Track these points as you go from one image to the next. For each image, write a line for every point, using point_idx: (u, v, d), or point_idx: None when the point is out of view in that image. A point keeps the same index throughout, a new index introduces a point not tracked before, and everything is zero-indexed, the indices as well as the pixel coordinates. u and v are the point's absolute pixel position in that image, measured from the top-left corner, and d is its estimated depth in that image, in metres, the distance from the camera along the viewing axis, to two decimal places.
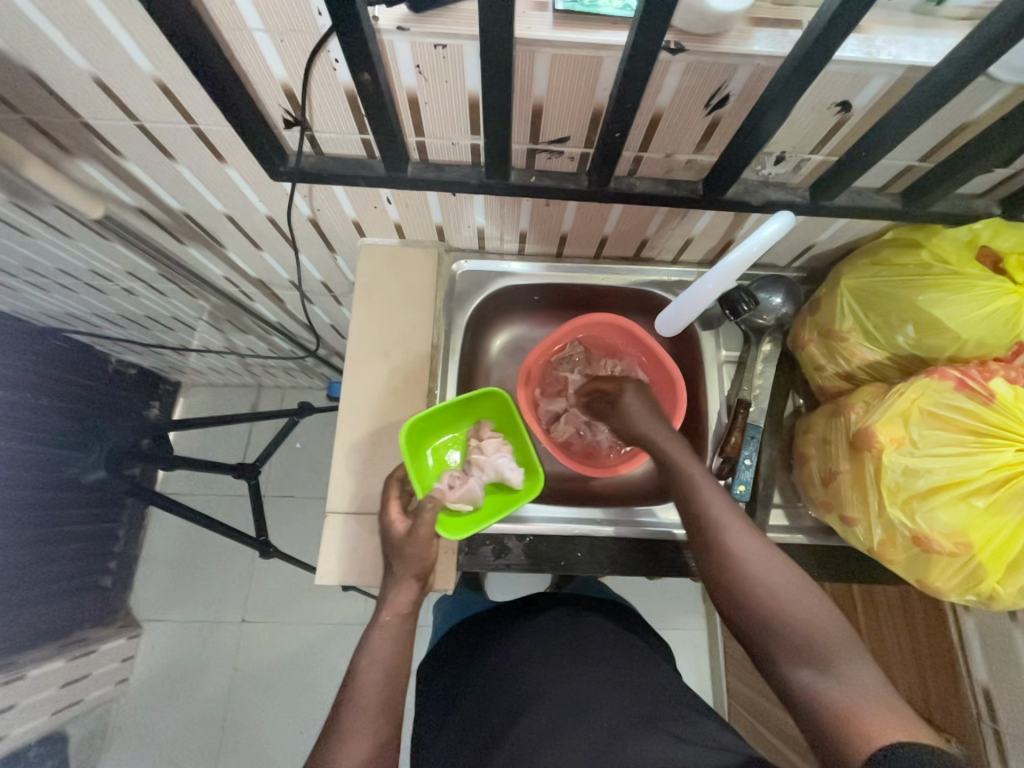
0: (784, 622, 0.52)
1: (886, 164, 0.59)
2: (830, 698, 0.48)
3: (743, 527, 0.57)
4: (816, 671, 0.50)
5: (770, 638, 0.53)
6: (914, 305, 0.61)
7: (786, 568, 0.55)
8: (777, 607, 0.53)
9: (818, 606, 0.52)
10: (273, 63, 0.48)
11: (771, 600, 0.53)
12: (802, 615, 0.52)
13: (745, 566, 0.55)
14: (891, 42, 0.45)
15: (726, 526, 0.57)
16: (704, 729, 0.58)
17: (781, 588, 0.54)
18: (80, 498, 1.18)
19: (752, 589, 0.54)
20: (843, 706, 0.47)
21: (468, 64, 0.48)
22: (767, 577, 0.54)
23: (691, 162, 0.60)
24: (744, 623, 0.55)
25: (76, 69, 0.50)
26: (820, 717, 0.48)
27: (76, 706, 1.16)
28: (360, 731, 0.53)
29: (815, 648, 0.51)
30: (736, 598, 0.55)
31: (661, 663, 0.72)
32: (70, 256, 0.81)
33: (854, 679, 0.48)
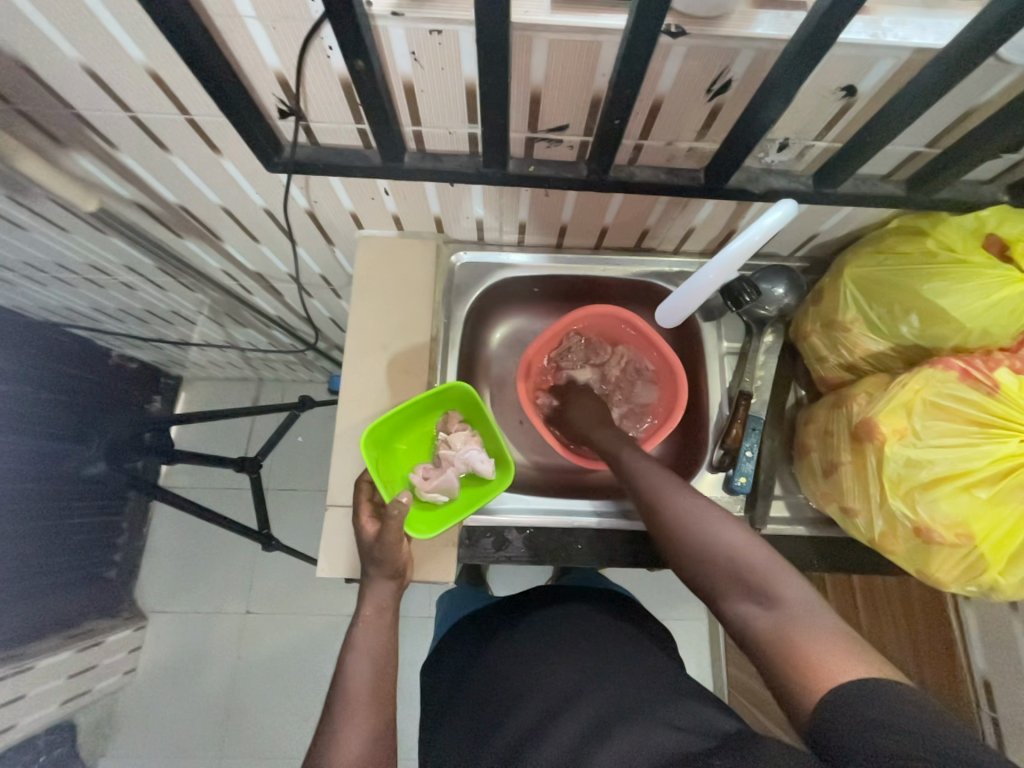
0: (719, 563, 0.53)
1: (891, 151, 0.58)
2: (772, 631, 0.48)
3: (674, 483, 0.59)
4: (759, 605, 0.49)
5: (714, 580, 0.53)
6: (918, 295, 0.60)
7: (715, 512, 0.55)
8: (710, 548, 0.53)
9: (751, 542, 0.52)
10: (266, 51, 0.47)
11: (704, 543, 0.54)
12: (736, 552, 0.52)
13: (673, 516, 0.57)
14: (897, 24, 0.44)
15: (659, 486, 0.60)
16: (691, 709, 0.57)
17: (709, 529, 0.54)
18: (84, 492, 1.18)
19: (685, 535, 0.55)
20: (784, 639, 0.47)
21: (464, 50, 0.47)
22: (695, 524, 0.55)
23: (693, 149, 0.59)
24: (688, 569, 0.55)
25: (66, 58, 0.49)
26: (769, 652, 0.47)
27: (84, 696, 1.17)
28: (353, 722, 0.55)
29: (751, 581, 0.50)
30: (675, 548, 0.56)
31: (659, 651, 0.72)
32: (66, 250, 0.81)
33: (790, 607, 0.48)
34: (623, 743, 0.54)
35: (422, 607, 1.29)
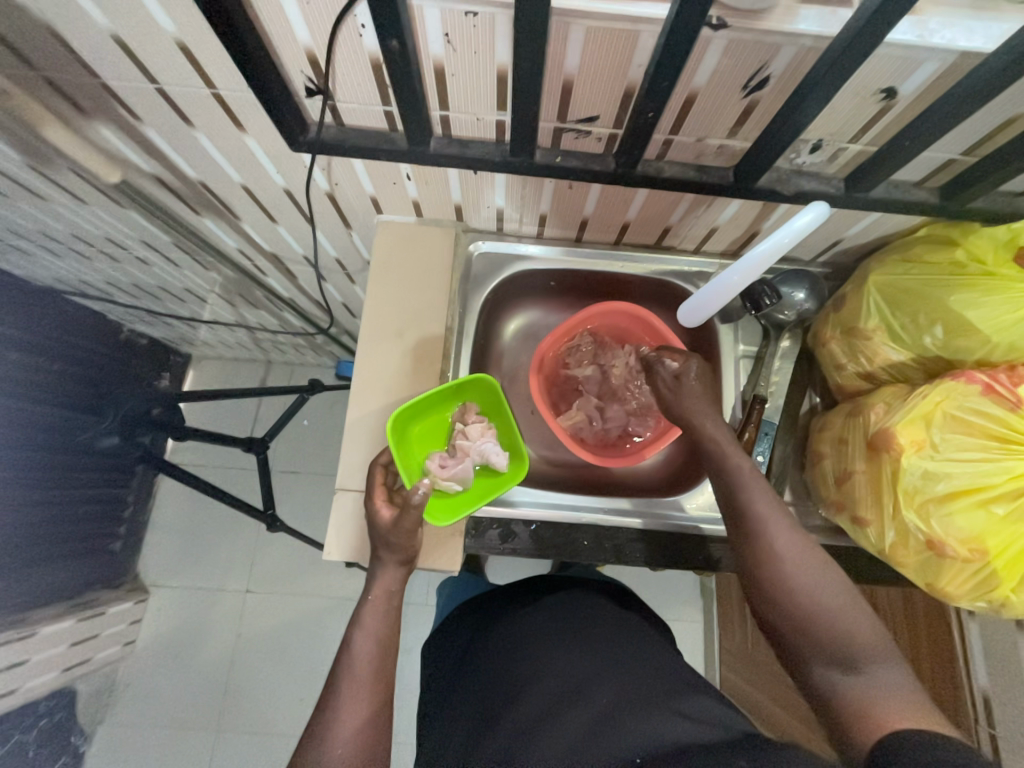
0: (814, 620, 0.53)
1: (927, 157, 0.57)
2: (850, 693, 0.50)
3: (786, 524, 0.58)
4: (842, 668, 0.51)
5: (802, 633, 0.54)
6: (943, 305, 0.59)
7: (828, 571, 0.55)
8: (813, 606, 0.54)
9: (855, 611, 0.53)
10: (298, 27, 0.47)
11: (808, 600, 0.54)
12: (841, 618, 0.53)
13: (786, 560, 0.56)
14: (946, 25, 0.43)
15: (770, 521, 0.58)
16: (699, 703, 0.58)
17: (820, 589, 0.54)
18: (93, 464, 1.19)
19: (787, 584, 0.55)
20: (862, 699, 0.49)
21: (499, 34, 0.46)
22: (802, 574, 0.55)
23: (723, 147, 0.58)
24: (772, 613, 0.56)
25: (96, 27, 0.49)
26: (838, 705, 0.50)
27: (86, 663, 1.19)
28: (354, 699, 0.56)
29: (845, 647, 0.52)
30: (768, 591, 0.56)
31: (661, 641, 0.73)
32: (85, 222, 0.81)
33: (879, 678, 0.50)
34: (633, 741, 0.54)
35: (421, 594, 1.29)
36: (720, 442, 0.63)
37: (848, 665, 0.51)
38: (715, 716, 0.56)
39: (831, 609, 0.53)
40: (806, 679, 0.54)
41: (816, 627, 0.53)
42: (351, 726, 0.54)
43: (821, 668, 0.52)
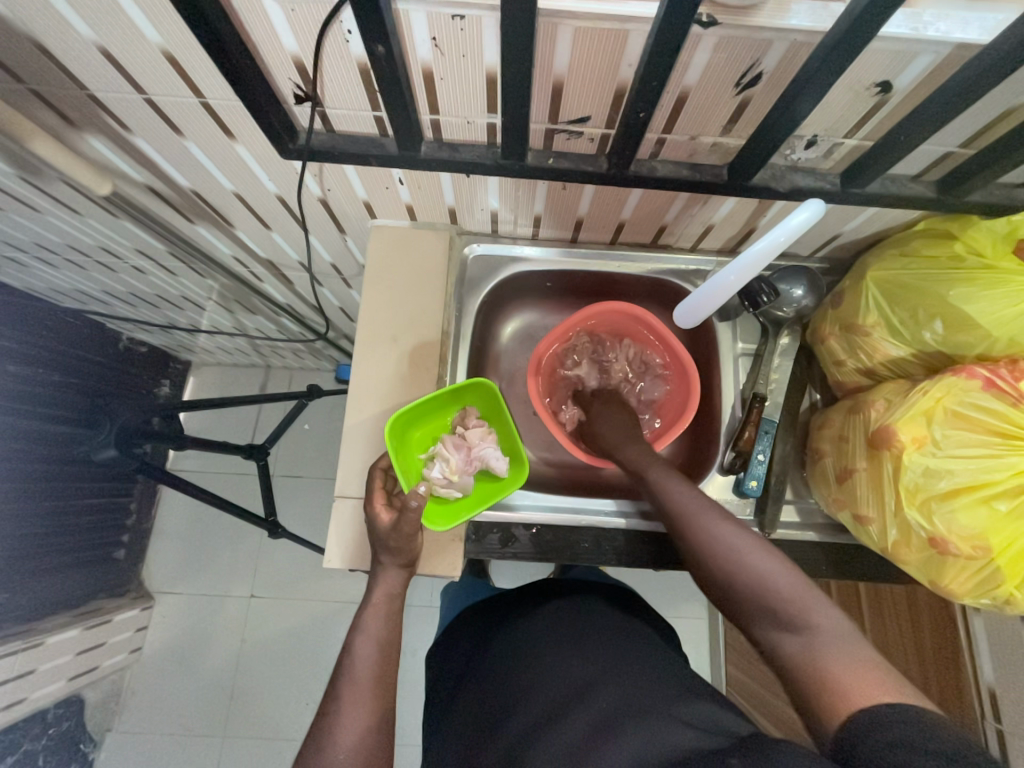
0: (743, 589, 0.53)
1: (924, 150, 0.56)
2: (801, 658, 0.49)
3: (698, 500, 0.59)
4: (787, 631, 0.50)
5: (738, 603, 0.54)
6: (943, 300, 0.59)
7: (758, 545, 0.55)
8: (738, 575, 0.54)
9: (783, 572, 0.52)
10: (283, 34, 0.46)
11: (731, 571, 0.54)
12: (768, 581, 0.52)
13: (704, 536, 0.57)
14: (940, 17, 0.42)
15: (685, 501, 0.60)
16: (699, 710, 0.58)
17: (739, 556, 0.54)
18: (94, 474, 1.20)
19: (708, 559, 0.56)
20: (812, 662, 0.48)
21: (487, 36, 0.45)
22: (730, 551, 0.55)
23: (717, 145, 0.57)
24: (711, 590, 0.57)
25: (80, 38, 0.48)
26: (796, 675, 0.49)
27: (92, 672, 1.20)
28: (357, 705, 0.56)
29: (776, 608, 0.51)
30: (698, 568, 0.57)
31: (662, 646, 0.72)
32: (78, 232, 0.80)
33: (818, 637, 0.49)
34: (632, 745, 0.54)
35: (425, 596, 1.30)
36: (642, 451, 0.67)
37: (791, 628, 0.50)
38: (717, 722, 0.56)
39: (756, 574, 0.53)
40: (768, 652, 0.52)
41: (748, 595, 0.53)
42: (354, 732, 0.54)
43: (770, 635, 0.52)
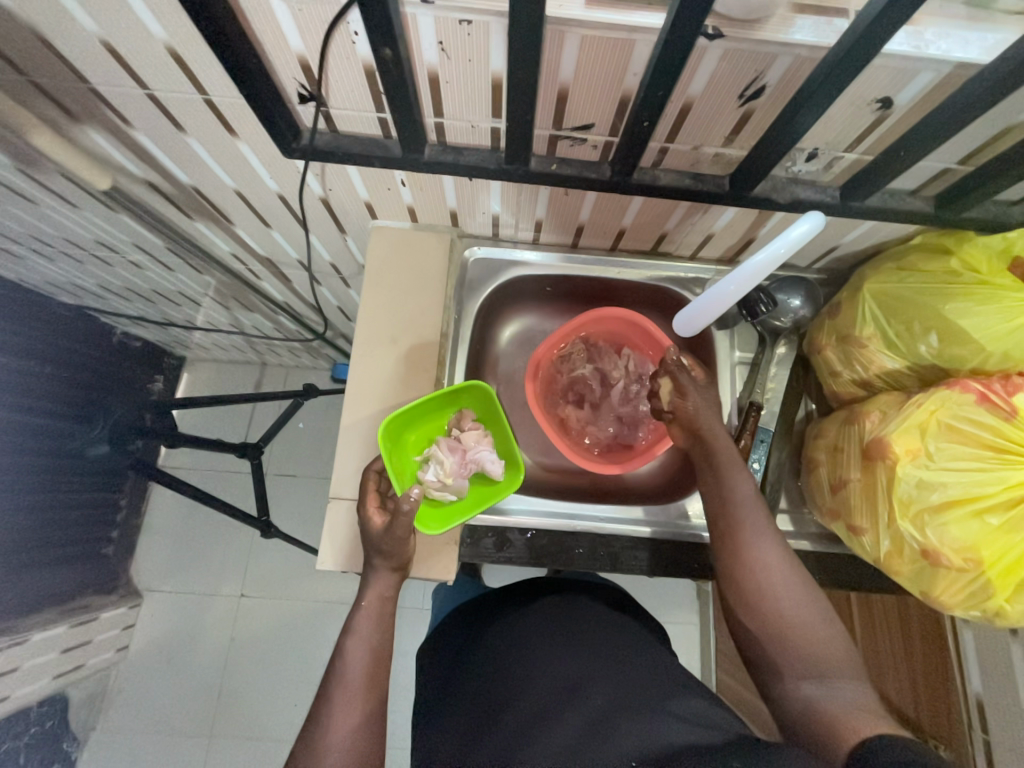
0: (792, 632, 0.56)
1: (923, 166, 0.57)
2: (823, 705, 0.51)
3: (773, 541, 0.60)
4: (815, 679, 0.53)
5: (778, 641, 0.56)
6: (938, 314, 0.59)
7: (808, 591, 0.58)
8: (794, 620, 0.56)
9: (832, 632, 0.55)
10: (290, 34, 0.46)
11: (788, 612, 0.56)
12: (818, 636, 0.55)
13: (774, 575, 0.58)
14: (941, 36, 0.43)
15: (757, 538, 0.60)
16: (687, 705, 0.58)
17: (800, 604, 0.57)
18: (84, 469, 1.18)
19: (770, 595, 0.58)
20: (834, 710, 0.50)
21: (494, 42, 0.45)
22: (780, 589, 0.58)
23: (719, 155, 0.58)
24: (751, 624, 0.58)
25: (84, 32, 0.48)
26: (811, 716, 0.51)
27: (78, 670, 1.18)
28: (348, 707, 0.55)
29: (817, 659, 0.54)
30: (748, 600, 0.58)
31: (652, 642, 0.72)
32: (75, 225, 0.80)
33: (846, 692, 0.51)
34: (628, 747, 0.54)
35: (417, 597, 1.29)
36: (726, 456, 0.65)
37: (819, 675, 0.53)
38: (709, 719, 0.56)
39: (809, 626, 0.56)
40: (780, 691, 0.55)
41: (789, 635, 0.55)
42: (344, 730, 0.54)
43: (794, 679, 0.54)
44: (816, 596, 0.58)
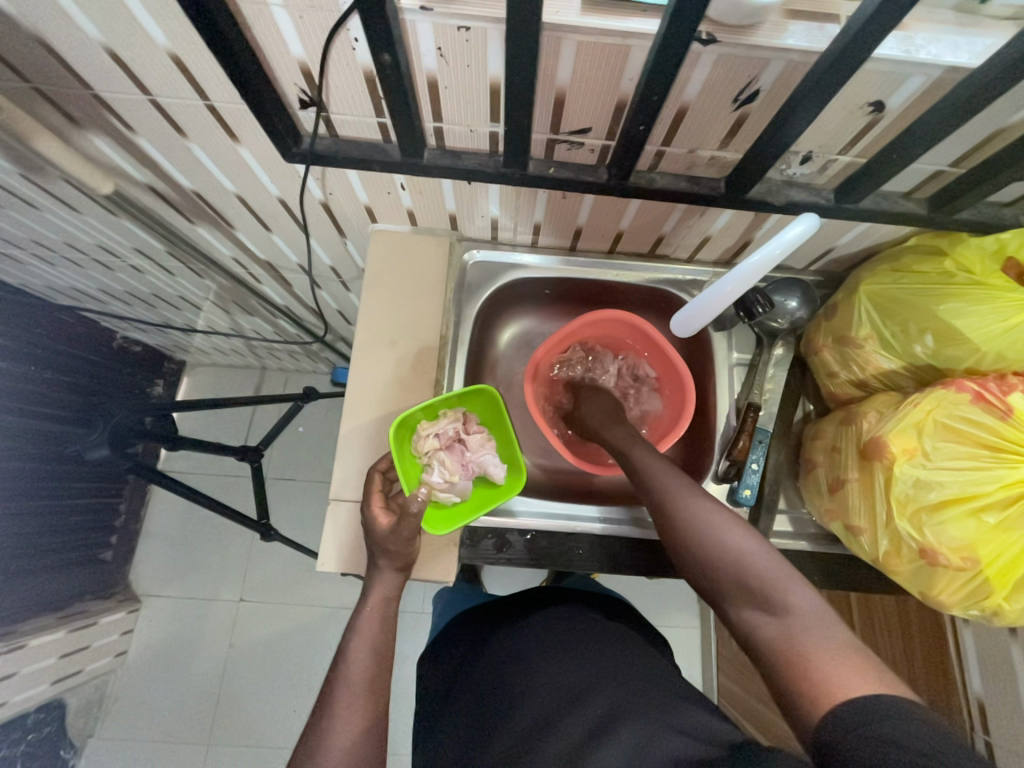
0: (725, 568, 0.53)
1: (915, 169, 0.57)
2: (783, 642, 0.47)
3: (687, 484, 0.60)
4: (763, 609, 0.50)
5: (717, 579, 0.54)
6: (933, 314, 0.60)
7: (736, 525, 0.55)
8: (722, 553, 0.54)
9: (767, 555, 0.52)
10: (291, 40, 0.47)
11: (717, 547, 0.54)
12: (752, 563, 0.52)
13: (690, 515, 0.57)
14: (930, 41, 0.43)
15: (671, 486, 0.60)
16: (694, 716, 0.57)
17: (724, 535, 0.54)
18: (84, 473, 1.18)
19: (699, 544, 0.55)
20: (787, 641, 0.47)
21: (492, 48, 0.46)
22: (711, 536, 0.55)
23: (715, 158, 0.58)
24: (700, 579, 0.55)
25: (89, 39, 0.49)
26: (775, 657, 0.47)
27: (76, 676, 1.17)
28: (351, 710, 0.55)
29: (754, 587, 0.51)
30: (685, 557, 0.56)
31: (655, 654, 0.72)
32: (76, 230, 0.80)
33: (794, 614, 0.48)
34: (630, 748, 0.54)
35: (417, 602, 1.29)
36: (624, 440, 0.68)
37: (766, 605, 0.50)
38: (712, 730, 0.55)
39: (740, 557, 0.53)
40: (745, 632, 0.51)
41: (730, 578, 0.53)
42: (349, 735, 0.54)
43: (748, 616, 0.51)
44: (746, 526, 0.55)
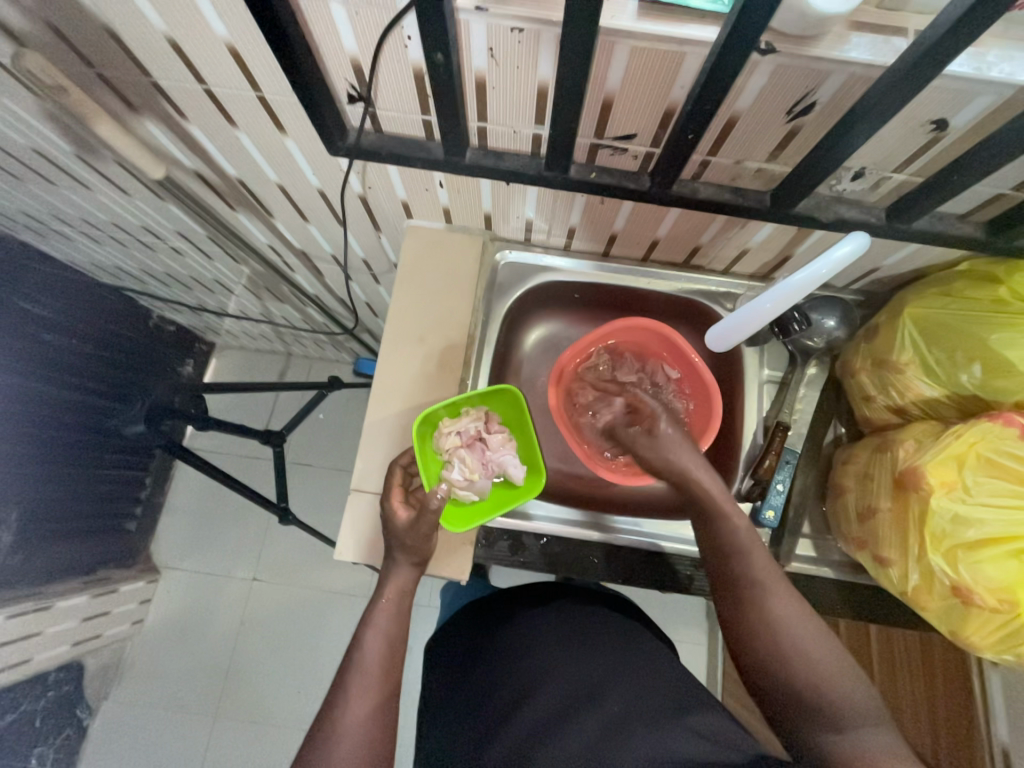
0: (808, 687, 0.54)
1: (975, 191, 0.55)
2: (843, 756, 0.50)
3: (783, 590, 0.58)
4: (835, 731, 0.52)
5: (789, 693, 0.55)
6: (983, 343, 0.57)
7: (825, 638, 0.55)
8: (805, 668, 0.54)
9: (855, 684, 0.53)
10: (345, 35, 0.47)
11: (807, 666, 0.54)
12: (837, 685, 0.53)
13: (790, 628, 0.56)
14: (1004, 58, 0.42)
15: (773, 593, 0.57)
16: (706, 719, 0.57)
17: (818, 657, 0.54)
18: (114, 446, 1.23)
19: (780, 647, 0.56)
20: (854, 764, 0.50)
21: (543, 50, 0.46)
22: (796, 639, 0.55)
23: (762, 170, 0.57)
24: (765, 676, 0.56)
25: (152, 28, 0.50)
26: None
27: (95, 639, 1.22)
28: (364, 696, 0.56)
29: (832, 711, 0.52)
30: (758, 651, 0.57)
31: (661, 649, 0.71)
32: (124, 211, 0.83)
33: (866, 739, 0.51)
34: (642, 753, 0.55)
35: (426, 596, 1.30)
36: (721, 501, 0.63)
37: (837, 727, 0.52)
38: (726, 737, 0.55)
39: (826, 681, 0.53)
40: (796, 736, 0.54)
41: (802, 687, 0.54)
42: (360, 716, 0.55)
43: (812, 728, 0.53)
44: (830, 639, 0.56)
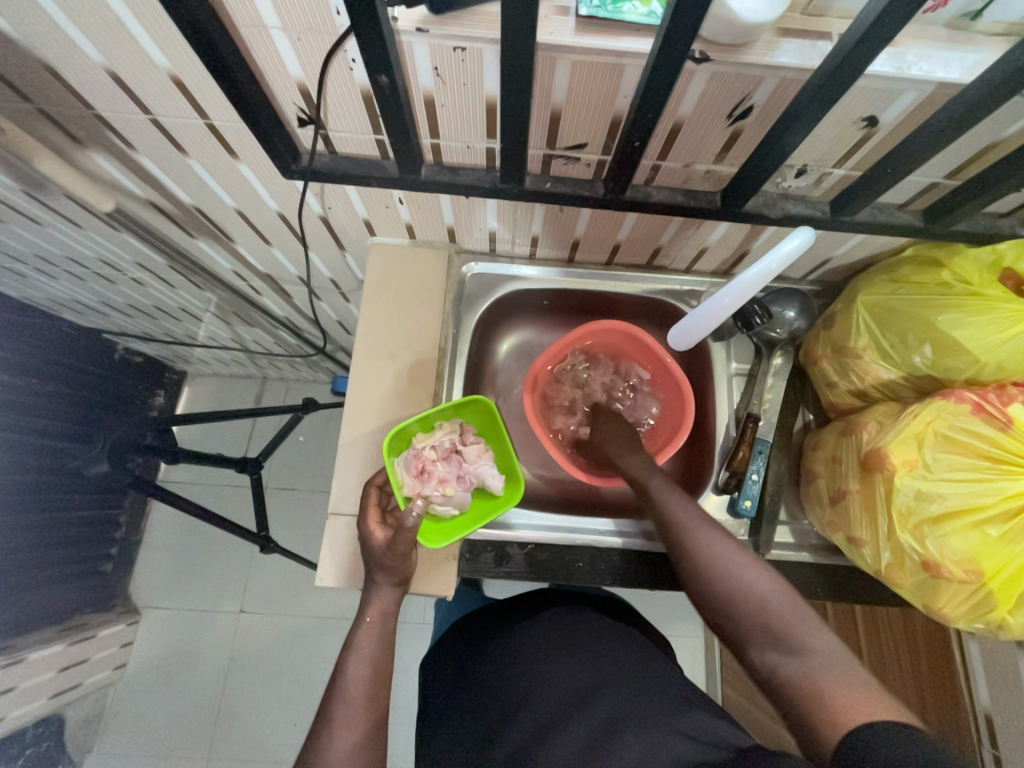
0: (744, 613, 0.53)
1: (911, 181, 0.58)
2: (793, 675, 0.48)
3: (702, 521, 0.60)
4: (779, 648, 0.50)
5: (731, 620, 0.54)
6: (932, 326, 0.60)
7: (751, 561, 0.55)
8: (737, 593, 0.54)
9: (790, 602, 0.52)
10: (289, 61, 0.47)
11: (740, 589, 0.54)
12: (771, 603, 0.52)
13: (712, 556, 0.57)
14: (922, 57, 0.44)
15: (698, 531, 0.59)
16: (693, 717, 0.58)
17: (747, 581, 0.54)
18: (84, 487, 1.18)
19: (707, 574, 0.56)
20: (804, 679, 0.47)
21: (487, 67, 0.46)
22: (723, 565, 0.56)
23: (710, 171, 0.59)
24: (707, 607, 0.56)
25: (90, 61, 0.49)
26: (788, 691, 0.48)
27: (74, 690, 1.16)
28: (349, 724, 0.55)
29: (773, 629, 0.51)
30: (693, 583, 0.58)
31: (655, 654, 0.71)
32: (78, 245, 0.81)
33: (814, 654, 0.48)
34: (630, 758, 0.54)
35: (418, 613, 1.28)
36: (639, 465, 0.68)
37: (785, 647, 0.50)
38: (715, 733, 0.55)
39: (758, 600, 0.53)
40: (750, 665, 0.52)
41: (740, 611, 0.53)
42: (346, 746, 0.53)
43: (759, 650, 0.52)
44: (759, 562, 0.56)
